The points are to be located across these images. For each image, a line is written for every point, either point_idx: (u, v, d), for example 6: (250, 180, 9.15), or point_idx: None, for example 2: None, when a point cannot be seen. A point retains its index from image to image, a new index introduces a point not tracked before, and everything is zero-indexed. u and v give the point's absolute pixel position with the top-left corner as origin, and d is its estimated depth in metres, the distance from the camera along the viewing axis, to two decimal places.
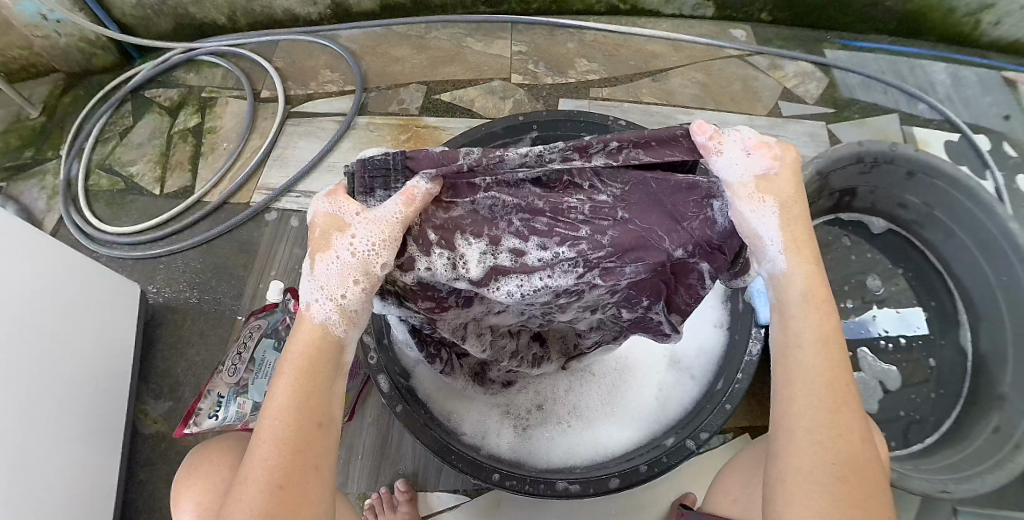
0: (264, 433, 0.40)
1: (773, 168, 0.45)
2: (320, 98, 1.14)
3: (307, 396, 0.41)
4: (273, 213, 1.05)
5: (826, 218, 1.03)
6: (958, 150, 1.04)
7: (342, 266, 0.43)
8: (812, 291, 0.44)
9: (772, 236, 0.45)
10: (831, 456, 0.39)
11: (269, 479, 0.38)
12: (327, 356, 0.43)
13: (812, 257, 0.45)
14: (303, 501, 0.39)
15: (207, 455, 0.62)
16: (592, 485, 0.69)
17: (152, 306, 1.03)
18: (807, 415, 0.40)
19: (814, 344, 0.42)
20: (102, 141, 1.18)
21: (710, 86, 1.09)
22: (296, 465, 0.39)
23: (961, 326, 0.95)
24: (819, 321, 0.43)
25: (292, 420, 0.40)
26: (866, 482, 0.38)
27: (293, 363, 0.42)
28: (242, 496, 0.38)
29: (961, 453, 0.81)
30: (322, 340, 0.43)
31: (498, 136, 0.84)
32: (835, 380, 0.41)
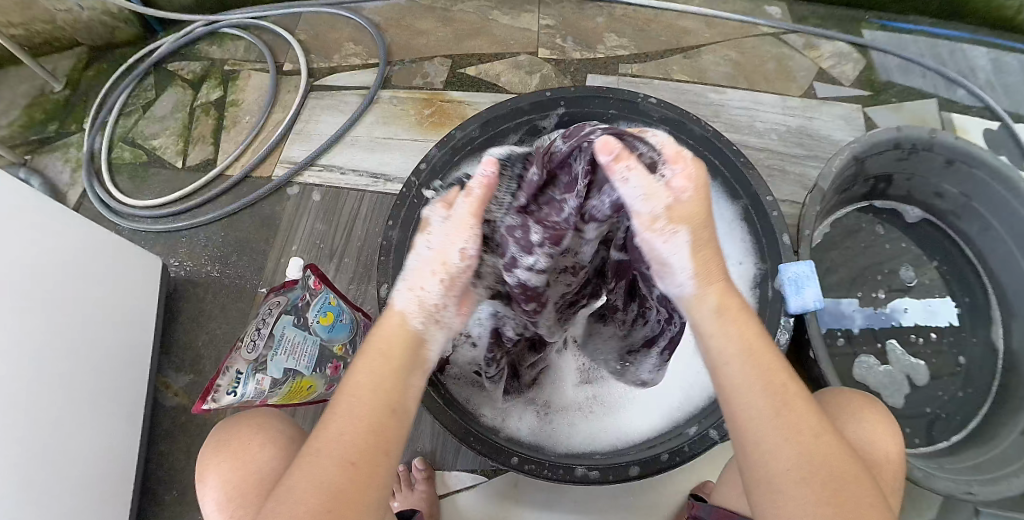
0: (341, 410, 0.42)
1: (683, 190, 0.45)
2: (343, 72, 1.13)
3: (385, 380, 0.44)
4: (295, 187, 1.05)
5: (858, 205, 0.99)
6: (998, 139, 1.00)
7: (422, 257, 0.48)
8: (726, 310, 0.46)
9: (682, 263, 0.46)
10: (789, 462, 0.40)
11: (342, 455, 0.40)
12: (407, 342, 0.46)
13: (718, 275, 0.47)
14: (370, 481, 0.40)
15: (236, 431, 0.61)
16: (612, 473, 0.65)
17: (174, 279, 1.04)
18: (752, 424, 0.41)
19: (745, 353, 0.44)
20: (125, 115, 1.18)
21: (742, 64, 1.06)
22: (370, 446, 0.41)
23: (993, 323, 0.92)
24: (743, 327, 0.45)
25: (368, 399, 0.42)
26: (826, 483, 0.39)
27: (375, 347, 0.45)
28: (314, 468, 0.39)
29: (987, 454, 0.79)
30: (404, 333, 0.46)
31: (523, 112, 0.81)
32: (774, 381, 0.43)
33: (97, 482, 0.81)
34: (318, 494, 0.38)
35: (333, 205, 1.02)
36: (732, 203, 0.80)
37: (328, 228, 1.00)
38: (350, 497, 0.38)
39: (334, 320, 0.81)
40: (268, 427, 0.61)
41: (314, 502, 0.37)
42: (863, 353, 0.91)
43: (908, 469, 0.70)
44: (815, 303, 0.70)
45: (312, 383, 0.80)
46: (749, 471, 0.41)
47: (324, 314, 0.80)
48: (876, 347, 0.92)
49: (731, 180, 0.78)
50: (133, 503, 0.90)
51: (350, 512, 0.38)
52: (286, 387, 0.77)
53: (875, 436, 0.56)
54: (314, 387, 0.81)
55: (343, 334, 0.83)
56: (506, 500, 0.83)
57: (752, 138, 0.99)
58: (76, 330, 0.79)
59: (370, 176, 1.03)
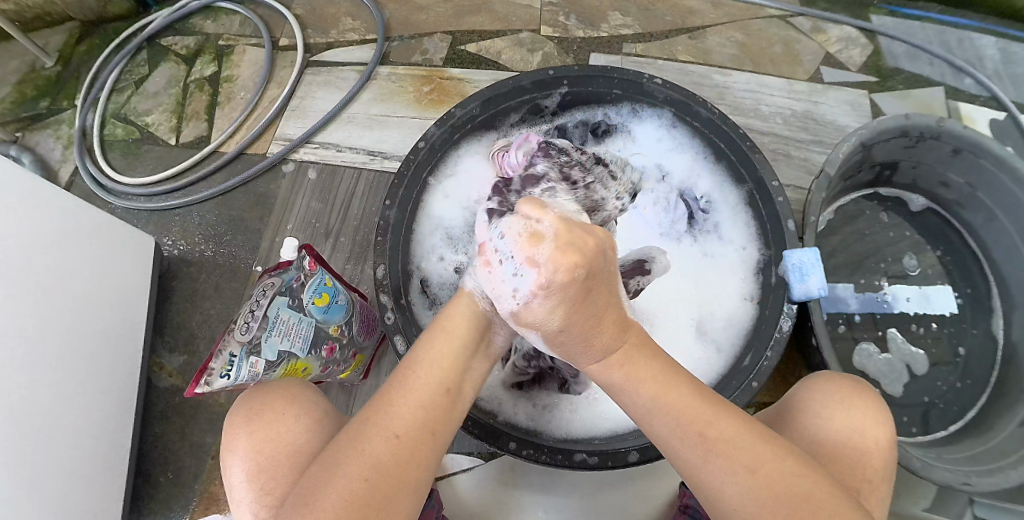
0: (401, 384, 0.46)
1: (535, 296, 0.43)
2: (340, 48, 1.10)
3: (446, 363, 0.47)
4: (291, 164, 1.03)
5: (863, 191, 0.98)
6: (1004, 128, 0.98)
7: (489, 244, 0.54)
8: (620, 385, 0.47)
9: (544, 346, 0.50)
10: (737, 500, 0.42)
11: (392, 425, 0.43)
12: (472, 327, 0.50)
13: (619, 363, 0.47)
14: (413, 456, 0.43)
15: (269, 402, 0.58)
16: (610, 459, 0.64)
17: (168, 258, 1.02)
18: (704, 465, 0.44)
19: (654, 412, 0.46)
20: (118, 91, 1.15)
21: (748, 46, 1.04)
22: (418, 423, 0.44)
23: (994, 314, 0.91)
24: (635, 391, 0.46)
25: (427, 379, 0.46)
26: (780, 507, 0.41)
27: (443, 324, 0.50)
28: (365, 434, 0.43)
29: (983, 445, 0.79)
30: (472, 315, 0.50)
31: (525, 90, 0.79)
32: (688, 429, 0.44)
33: (90, 463, 0.80)
34: (364, 458, 0.41)
35: (329, 184, 1.00)
36: (737, 188, 0.78)
37: (324, 207, 0.98)
38: (391, 468, 0.41)
39: (329, 301, 0.79)
40: (304, 401, 0.59)
41: (357, 468, 0.41)
42: (863, 341, 0.91)
43: (908, 460, 0.69)
44: (819, 291, 0.68)
45: (308, 366, 0.79)
46: (722, 515, 0.44)
47: (319, 296, 0.78)
48: (877, 335, 0.91)
49: (737, 163, 0.77)
50: (127, 484, 0.89)
51: (388, 481, 0.41)
52: (281, 370, 0.76)
53: (861, 424, 0.55)
54: (309, 370, 0.80)
55: (339, 316, 0.81)
56: (503, 484, 0.82)
57: (757, 122, 0.98)
58: (70, 310, 0.78)
59: (368, 154, 1.01)
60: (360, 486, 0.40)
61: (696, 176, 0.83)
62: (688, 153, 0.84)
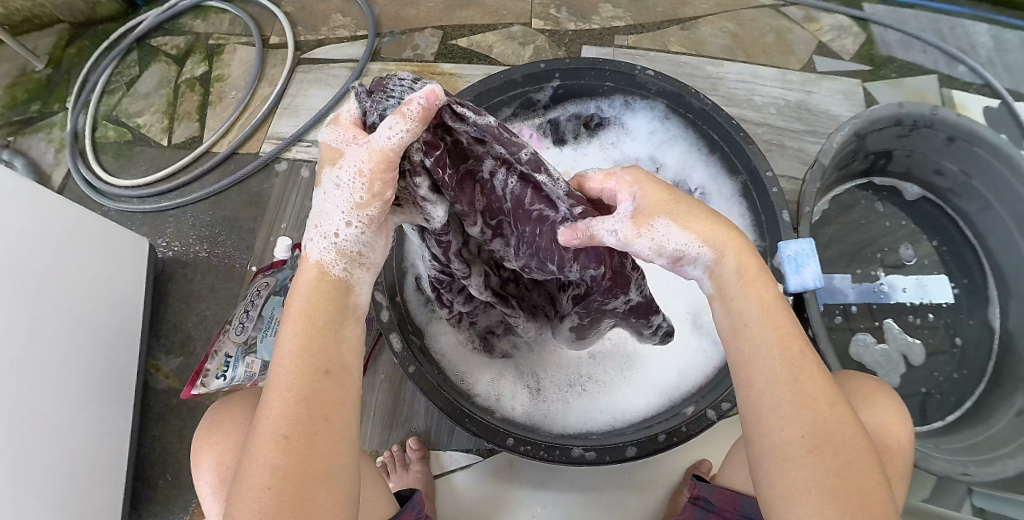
0: (273, 381, 0.38)
1: (636, 196, 0.45)
2: (331, 44, 1.10)
3: (314, 342, 0.39)
4: (284, 163, 1.02)
5: (858, 181, 0.98)
6: (997, 116, 0.98)
7: (331, 198, 0.40)
8: (742, 278, 0.42)
9: (682, 240, 0.42)
10: (796, 430, 0.38)
11: (278, 427, 0.37)
12: (331, 299, 0.41)
13: (735, 231, 0.44)
14: (314, 451, 0.37)
15: (228, 410, 0.58)
16: (608, 453, 0.63)
17: (162, 260, 1.02)
18: (770, 394, 0.39)
19: (761, 317, 0.41)
20: (108, 93, 1.14)
21: (741, 36, 1.03)
22: (304, 417, 0.37)
23: (990, 302, 0.91)
24: (757, 290, 0.42)
25: (293, 371, 0.38)
26: (836, 453, 0.37)
27: (297, 310, 0.40)
28: (254, 447, 0.37)
29: (983, 434, 0.80)
30: (322, 283, 0.41)
31: (517, 84, 0.78)
32: (789, 348, 0.40)
33: (88, 467, 0.80)
34: (264, 469, 0.36)
35: None
36: (731, 179, 0.78)
37: None
38: (293, 473, 0.36)
39: None
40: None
41: (256, 481, 0.36)
42: (861, 330, 0.91)
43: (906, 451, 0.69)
44: (814, 282, 0.68)
45: None
46: (754, 430, 0.40)
47: None
48: (873, 325, 0.91)
49: (730, 154, 0.76)
50: (126, 488, 0.89)
51: (293, 488, 0.36)
52: None
53: (886, 422, 0.55)
54: None
55: None
56: (501, 480, 0.82)
57: (750, 112, 0.97)
58: (65, 317, 0.77)
59: None
60: (267, 499, 0.35)
61: (689, 168, 0.83)
62: (681, 145, 0.83)
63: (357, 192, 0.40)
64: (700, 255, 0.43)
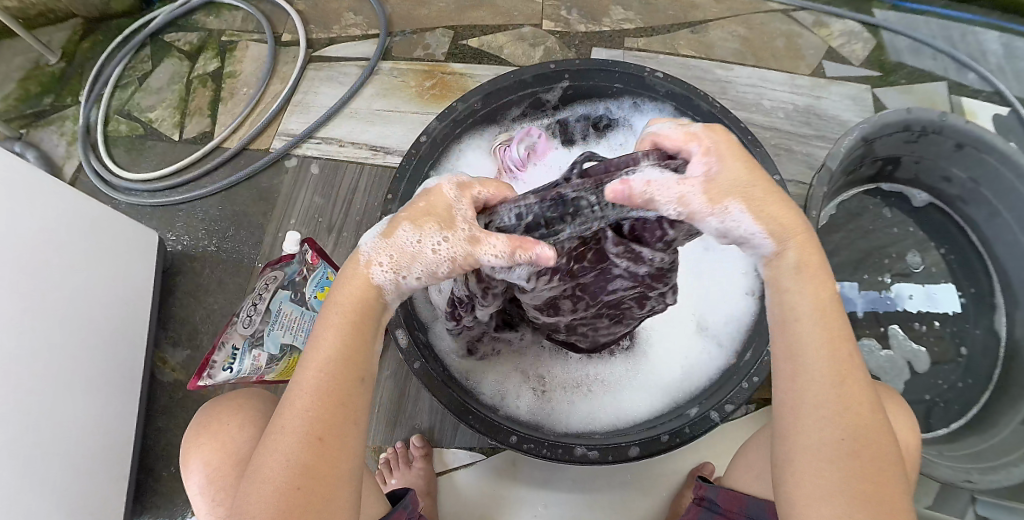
0: (303, 384, 0.41)
1: (710, 166, 0.41)
2: (343, 43, 1.11)
3: (349, 350, 0.42)
4: (293, 159, 1.03)
5: (865, 187, 0.98)
6: (1007, 125, 0.98)
7: (415, 248, 0.41)
8: (802, 277, 0.43)
9: (752, 229, 0.42)
10: (835, 435, 0.39)
11: (309, 429, 0.40)
12: (366, 311, 0.43)
13: (797, 224, 0.43)
14: (339, 451, 0.40)
15: (215, 412, 0.59)
16: (610, 453, 0.63)
17: (171, 254, 1.03)
18: (812, 393, 0.40)
19: (817, 319, 0.42)
20: (121, 87, 1.16)
21: (751, 40, 1.04)
22: (333, 420, 0.40)
23: (996, 310, 0.91)
24: (818, 291, 0.42)
25: (329, 378, 0.41)
26: (871, 461, 0.39)
27: (336, 320, 0.42)
28: (280, 444, 0.39)
29: (987, 442, 0.80)
30: (362, 299, 0.43)
31: (526, 85, 0.78)
32: (841, 352, 0.41)
33: (93, 457, 0.81)
34: (288, 467, 0.39)
35: (332, 179, 1.00)
36: None
37: (326, 203, 0.99)
38: (321, 472, 0.39)
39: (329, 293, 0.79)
40: (252, 408, 0.59)
41: (285, 479, 0.39)
42: (865, 336, 0.91)
43: None
44: None
45: None
46: (787, 425, 0.41)
47: (320, 289, 0.78)
48: (878, 331, 0.91)
49: None
50: (131, 478, 0.90)
51: (321, 486, 0.39)
52: (283, 363, 0.76)
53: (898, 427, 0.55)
54: None
55: None
56: (504, 479, 0.82)
57: (759, 116, 0.98)
58: (72, 309, 0.78)
59: (370, 149, 1.01)
60: (291, 495, 0.38)
61: None
62: None
63: (437, 266, 0.41)
64: (761, 245, 0.43)
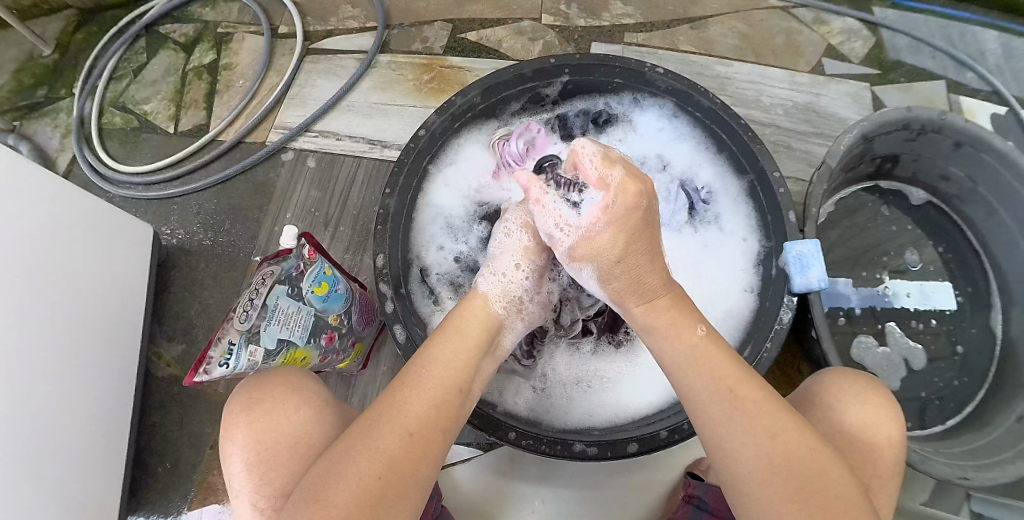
0: (413, 379, 0.45)
1: (594, 222, 0.53)
2: (340, 35, 1.10)
3: (457, 362, 0.47)
4: (290, 153, 1.02)
5: (864, 185, 0.98)
6: (1005, 123, 0.98)
7: (506, 244, 0.59)
8: (659, 327, 0.51)
9: (593, 287, 0.56)
10: (749, 467, 0.42)
11: (405, 423, 0.42)
12: (484, 330, 0.51)
13: (648, 296, 0.53)
14: (423, 454, 0.41)
15: (265, 389, 0.56)
16: (610, 449, 0.63)
17: (166, 248, 1.02)
18: (726, 437, 0.44)
19: (693, 362, 0.48)
20: (116, 79, 1.14)
21: (750, 37, 1.03)
22: (429, 420, 0.43)
23: (993, 309, 0.91)
24: (679, 338, 0.49)
25: (439, 377, 0.46)
26: (789, 481, 0.41)
27: (456, 327, 0.50)
28: (376, 429, 0.41)
29: (983, 440, 0.80)
30: (485, 317, 0.52)
31: (526, 79, 0.76)
32: (724, 382, 0.46)
33: (87, 451, 0.80)
34: (378, 454, 0.40)
35: (328, 173, 0.99)
36: (739, 178, 0.77)
37: (322, 197, 0.98)
38: (403, 469, 0.40)
39: (329, 290, 0.76)
40: (305, 389, 0.58)
41: (370, 465, 0.39)
42: (862, 334, 0.91)
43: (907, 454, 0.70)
44: (819, 283, 0.66)
45: (307, 355, 0.77)
46: (725, 477, 0.44)
47: (318, 285, 0.75)
48: (875, 328, 0.91)
49: (739, 154, 0.75)
50: (126, 473, 0.89)
51: (399, 481, 0.40)
52: (280, 359, 0.74)
53: (870, 416, 0.56)
54: (308, 359, 0.77)
55: (338, 305, 0.78)
56: (502, 474, 0.82)
57: (758, 112, 0.97)
58: (65, 302, 0.77)
59: (368, 143, 1.01)
60: (373, 483, 0.38)
61: (698, 164, 0.82)
62: (689, 143, 0.82)
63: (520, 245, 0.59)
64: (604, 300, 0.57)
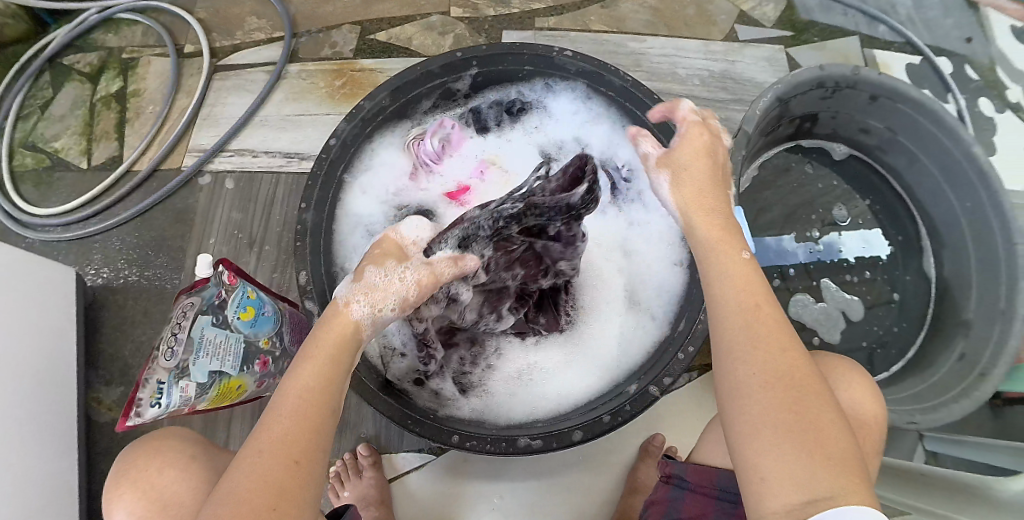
0: (282, 407, 0.41)
1: (677, 141, 0.56)
2: (247, 48, 1.06)
3: (328, 381, 0.44)
4: (207, 176, 0.98)
5: (787, 145, 1.00)
6: (920, 72, 1.02)
7: (391, 278, 0.52)
8: (711, 240, 0.49)
9: (668, 199, 0.55)
10: (752, 370, 0.40)
11: (284, 452, 0.39)
12: (343, 347, 0.47)
13: (707, 207, 0.51)
14: (308, 478, 0.39)
15: (135, 456, 0.57)
16: (555, 440, 0.62)
17: (91, 289, 0.97)
18: (744, 347, 0.42)
19: (729, 275, 0.46)
20: (23, 118, 1.07)
21: (662, 10, 1.04)
22: (309, 443, 0.40)
23: (924, 253, 0.94)
24: (728, 258, 0.47)
25: (309, 400, 0.42)
26: (789, 390, 0.39)
27: (313, 351, 0.46)
28: (256, 463, 0.38)
29: (927, 382, 0.82)
30: (346, 332, 0.48)
31: (435, 76, 0.76)
32: (749, 300, 0.44)
33: (40, 514, 0.76)
34: (261, 487, 0.37)
35: (248, 192, 0.96)
36: None
37: (246, 218, 0.95)
38: (292, 497, 0.37)
39: (256, 314, 0.72)
40: (169, 449, 0.57)
41: (257, 500, 0.36)
42: (799, 292, 0.93)
43: None
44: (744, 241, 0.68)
45: (242, 383, 0.73)
46: (726, 387, 0.42)
47: (244, 309, 0.71)
48: (811, 285, 0.93)
49: None
50: None
51: (293, 510, 0.37)
52: (214, 391, 0.70)
53: (861, 400, 0.56)
54: (244, 387, 0.74)
55: (269, 327, 0.75)
56: (455, 476, 0.81)
57: (676, 85, 0.98)
58: None
59: (285, 156, 0.98)
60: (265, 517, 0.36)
61: (617, 144, 0.81)
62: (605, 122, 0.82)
63: (405, 290, 0.52)
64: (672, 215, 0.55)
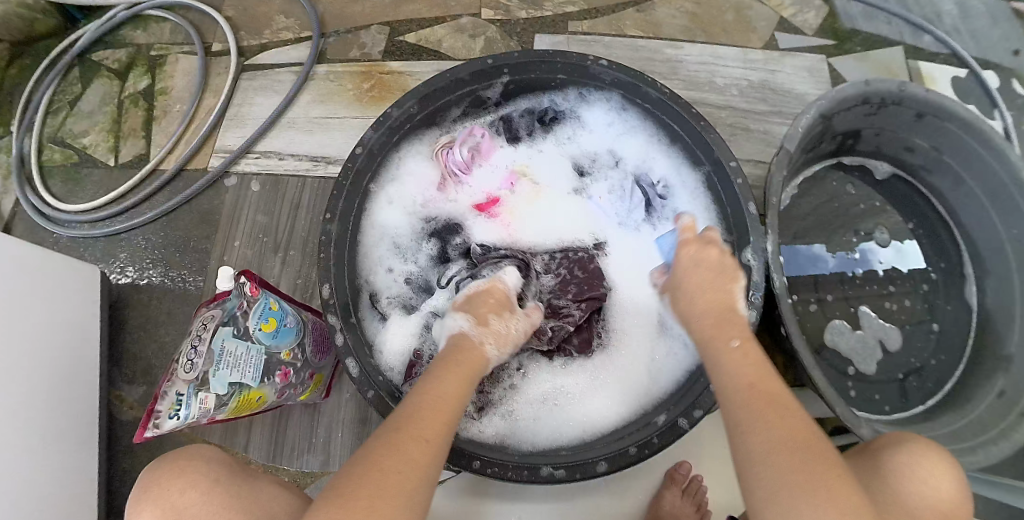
0: (424, 397, 0.51)
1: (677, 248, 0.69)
2: (275, 48, 1.05)
3: (459, 387, 0.53)
4: (233, 178, 0.98)
5: (828, 163, 0.95)
6: (967, 88, 0.97)
7: (510, 328, 0.63)
8: (708, 331, 0.57)
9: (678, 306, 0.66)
10: (760, 441, 0.43)
11: (422, 431, 0.47)
12: (473, 367, 0.57)
13: (709, 293, 0.60)
14: (432, 458, 0.46)
15: (157, 475, 0.56)
16: (578, 471, 0.60)
17: (117, 287, 0.97)
18: (752, 423, 0.44)
19: (733, 361, 0.51)
20: (52, 113, 1.07)
21: (699, 15, 1.00)
22: (439, 429, 0.48)
23: (966, 280, 0.90)
24: (718, 350, 0.53)
25: (444, 397, 0.51)
26: (794, 456, 0.41)
27: (450, 362, 0.56)
28: (404, 430, 0.47)
29: (965, 419, 0.79)
30: (472, 354, 0.58)
31: (464, 83, 0.73)
32: (752, 381, 0.48)
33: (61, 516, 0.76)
34: (405, 449, 0.45)
35: (274, 195, 0.95)
36: (694, 170, 0.74)
37: (271, 221, 0.94)
38: (421, 468, 0.45)
39: (278, 325, 0.71)
40: (194, 470, 0.56)
41: (398, 460, 0.44)
42: (837, 318, 0.88)
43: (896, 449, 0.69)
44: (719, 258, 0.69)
45: (263, 394, 0.72)
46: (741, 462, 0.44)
47: (266, 321, 0.70)
48: (846, 313, 0.89)
49: (693, 145, 0.72)
50: None
51: (418, 478, 0.44)
52: (235, 402, 0.69)
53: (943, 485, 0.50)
54: (264, 398, 0.73)
55: (290, 338, 0.73)
56: (474, 494, 0.79)
57: (712, 95, 0.95)
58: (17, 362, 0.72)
59: (311, 160, 0.97)
60: (402, 473, 0.43)
61: (651, 159, 0.80)
62: (640, 136, 0.79)
63: (515, 340, 0.63)
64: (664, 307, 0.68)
